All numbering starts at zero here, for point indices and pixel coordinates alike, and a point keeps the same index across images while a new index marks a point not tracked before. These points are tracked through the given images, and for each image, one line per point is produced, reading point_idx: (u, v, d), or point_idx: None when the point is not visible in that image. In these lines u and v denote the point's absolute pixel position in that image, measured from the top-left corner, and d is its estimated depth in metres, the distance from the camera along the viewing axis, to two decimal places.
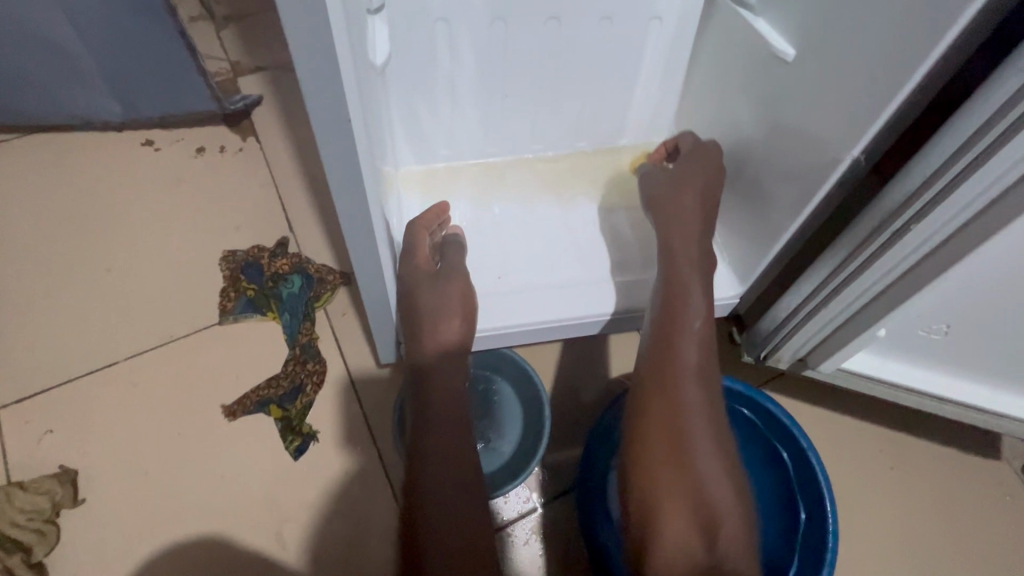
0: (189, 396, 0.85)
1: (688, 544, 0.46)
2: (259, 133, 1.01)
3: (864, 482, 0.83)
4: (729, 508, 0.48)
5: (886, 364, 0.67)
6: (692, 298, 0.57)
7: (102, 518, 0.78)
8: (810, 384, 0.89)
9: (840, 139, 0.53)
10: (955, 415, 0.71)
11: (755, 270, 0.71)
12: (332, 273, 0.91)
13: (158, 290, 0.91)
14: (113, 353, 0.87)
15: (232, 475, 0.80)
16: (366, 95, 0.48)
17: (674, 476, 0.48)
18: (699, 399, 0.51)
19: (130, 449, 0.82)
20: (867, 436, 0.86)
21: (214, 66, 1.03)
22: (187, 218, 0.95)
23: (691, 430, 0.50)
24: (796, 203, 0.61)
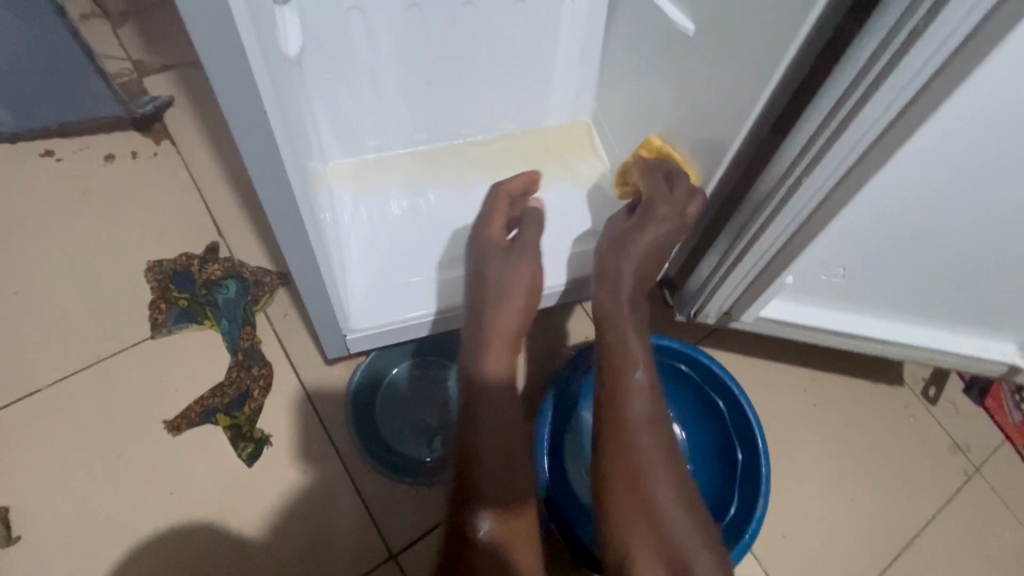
0: (125, 415, 0.81)
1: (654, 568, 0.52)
2: (173, 135, 0.96)
3: (788, 415, 0.92)
4: (682, 526, 0.53)
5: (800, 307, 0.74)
6: (626, 304, 0.63)
7: (45, 550, 0.74)
8: (743, 337, 0.95)
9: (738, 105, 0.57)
10: (860, 347, 0.79)
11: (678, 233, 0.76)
12: (268, 274, 0.89)
13: (78, 308, 0.85)
14: (35, 380, 0.81)
15: (182, 490, 0.78)
16: (281, 86, 0.48)
17: (636, 502, 0.54)
18: (650, 437, 0.56)
19: (68, 475, 0.78)
20: (793, 377, 0.94)
21: (116, 67, 0.97)
22: (103, 229, 0.90)
23: (643, 436, 0.56)
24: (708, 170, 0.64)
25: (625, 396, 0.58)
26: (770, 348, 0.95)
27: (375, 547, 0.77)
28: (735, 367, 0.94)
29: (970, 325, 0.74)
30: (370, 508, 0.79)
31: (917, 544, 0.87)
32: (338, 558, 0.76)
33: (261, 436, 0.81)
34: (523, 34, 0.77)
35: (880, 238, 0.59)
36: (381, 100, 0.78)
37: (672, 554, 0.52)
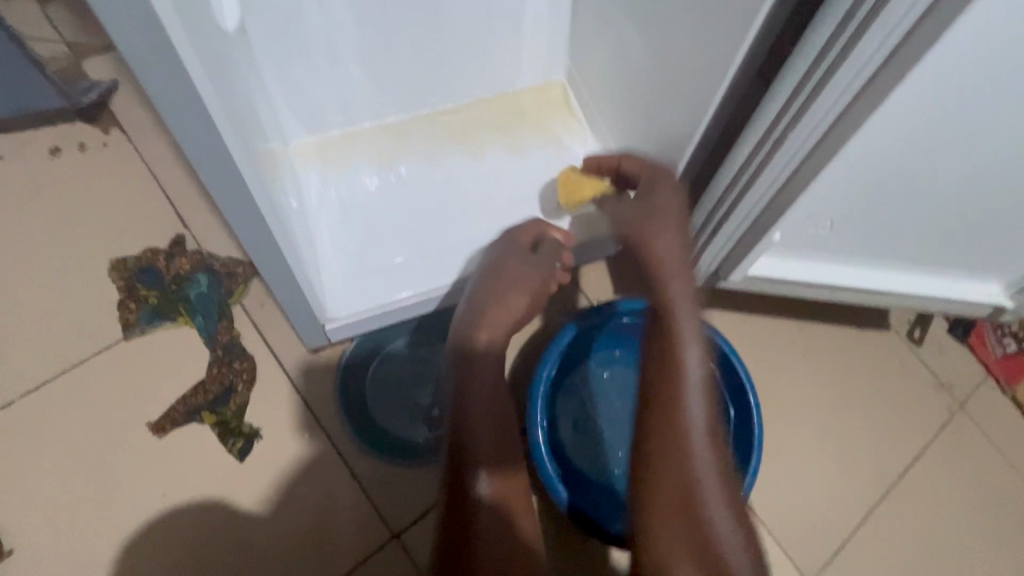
0: (104, 421, 0.78)
1: (681, 561, 0.49)
2: (122, 122, 0.89)
3: (776, 369, 0.93)
4: (726, 530, 0.49)
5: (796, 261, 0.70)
6: (657, 227, 0.60)
7: (40, 560, 0.74)
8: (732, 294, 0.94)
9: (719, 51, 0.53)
10: (855, 299, 0.77)
11: None
12: (239, 265, 0.85)
13: (41, 314, 0.82)
14: (7, 392, 0.79)
15: (174, 490, 0.77)
16: (219, 60, 0.44)
17: (669, 469, 0.52)
18: (699, 401, 0.53)
19: (53, 485, 0.76)
20: (782, 329, 0.94)
21: (52, 52, 0.89)
22: (59, 229, 0.85)
23: (690, 403, 0.53)
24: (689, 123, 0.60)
25: (673, 368, 0.54)
26: (759, 303, 0.94)
27: (375, 529, 0.77)
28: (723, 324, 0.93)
29: (958, 267, 0.72)
30: (365, 482, 0.79)
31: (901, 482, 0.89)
32: (342, 537, 0.77)
33: (249, 431, 0.80)
34: None
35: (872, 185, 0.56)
36: (336, 65, 0.74)
37: (704, 546, 0.49)
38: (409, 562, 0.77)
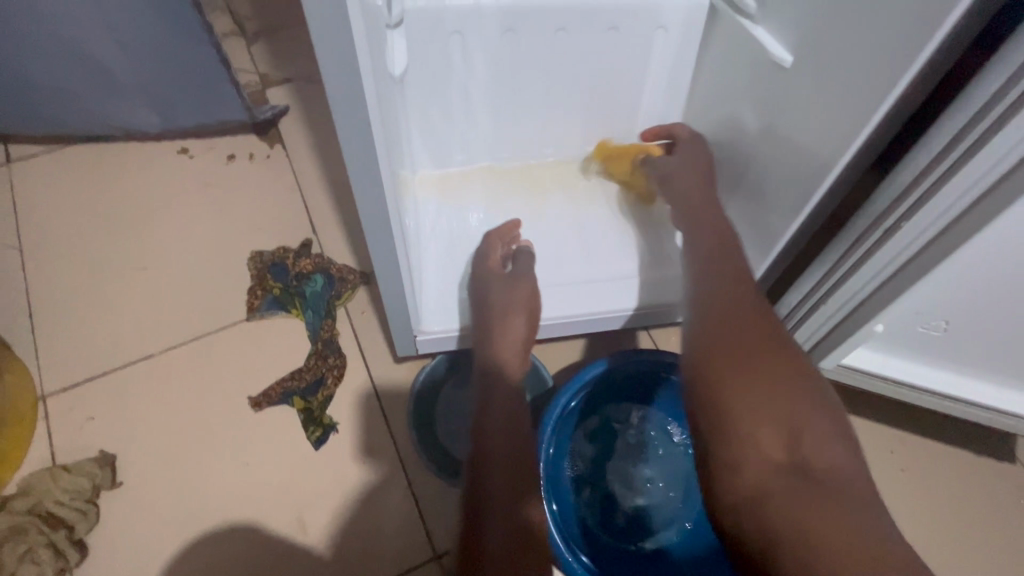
0: (305, 393, 0.96)
1: (767, 453, 0.50)
2: (288, 145, 1.16)
3: (888, 511, 0.95)
4: (809, 411, 0.52)
5: (945, 386, 0.72)
6: (736, 300, 0.61)
7: (225, 477, 0.91)
8: (898, 538, 0.93)
9: (924, 297, 0.62)
10: (1000, 424, 0.75)
11: (836, 373, 0.77)
12: (352, 274, 1.03)
13: (292, 296, 1.02)
14: (251, 344, 0.99)
15: (341, 467, 0.92)
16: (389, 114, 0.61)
17: (751, 392, 0.52)
18: (772, 342, 0.56)
19: (256, 426, 0.94)
20: None
21: (246, 78, 1.21)
22: (329, 235, 1.07)
23: (757, 360, 0.55)
24: (861, 331, 0.68)
25: (770, 382, 0.53)
26: (893, 468, 0.98)
27: (420, 548, 0.87)
28: None
29: None
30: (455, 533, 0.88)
31: None
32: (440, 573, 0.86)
33: (329, 423, 0.95)
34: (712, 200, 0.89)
35: None
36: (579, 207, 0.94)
37: (786, 427, 0.51)
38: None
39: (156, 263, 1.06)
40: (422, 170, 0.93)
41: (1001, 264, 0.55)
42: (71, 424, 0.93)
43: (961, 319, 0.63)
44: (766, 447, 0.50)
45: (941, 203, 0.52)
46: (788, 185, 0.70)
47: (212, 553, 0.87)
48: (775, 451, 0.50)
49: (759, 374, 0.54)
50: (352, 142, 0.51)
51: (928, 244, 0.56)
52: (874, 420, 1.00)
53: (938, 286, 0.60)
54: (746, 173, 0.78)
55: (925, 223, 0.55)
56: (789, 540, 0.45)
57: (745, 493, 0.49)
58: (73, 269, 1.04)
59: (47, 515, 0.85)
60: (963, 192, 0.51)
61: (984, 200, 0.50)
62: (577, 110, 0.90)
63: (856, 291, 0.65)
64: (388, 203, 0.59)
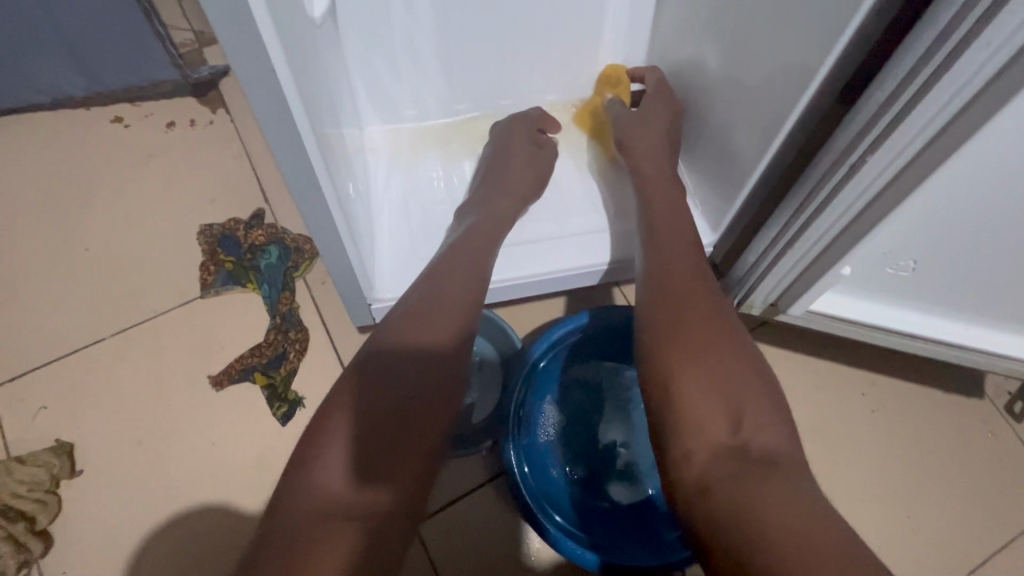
0: (266, 368, 0.92)
1: (713, 431, 0.50)
2: (231, 108, 1.08)
3: (859, 449, 0.96)
4: (755, 392, 0.52)
5: (914, 327, 0.71)
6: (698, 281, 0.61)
7: (189, 457, 0.89)
8: (867, 474, 0.95)
9: (893, 237, 0.60)
10: (970, 362, 0.75)
11: (805, 319, 0.76)
12: (308, 244, 0.98)
13: (246, 270, 0.97)
14: (206, 321, 0.95)
15: None
16: (309, 61, 0.55)
17: (700, 371, 0.52)
18: (728, 327, 0.57)
19: (219, 404, 0.91)
20: (905, 533, 0.92)
21: (179, 37, 1.11)
22: (282, 203, 1.02)
23: (716, 338, 0.55)
24: (829, 273, 0.66)
25: (718, 361, 0.53)
26: (865, 409, 0.99)
27: None
28: (818, 407, 0.98)
29: None
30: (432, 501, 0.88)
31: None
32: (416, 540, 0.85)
33: (294, 398, 0.92)
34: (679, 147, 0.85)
35: (1007, 272, 0.61)
36: None
37: (733, 406, 0.50)
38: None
39: (98, 241, 0.99)
40: (371, 129, 0.87)
41: (969, 195, 0.53)
42: (22, 416, 0.89)
43: (930, 258, 0.61)
44: (712, 432, 0.49)
45: (908, 132, 0.49)
46: (755, 125, 0.66)
47: (182, 535, 0.85)
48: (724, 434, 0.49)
49: (711, 351, 0.54)
50: (266, 95, 0.46)
51: (894, 176, 0.54)
52: (845, 363, 1.00)
53: (905, 223, 0.58)
54: (711, 113, 0.75)
55: (892, 155, 0.52)
56: (733, 516, 0.44)
57: (693, 478, 0.48)
58: (8, 252, 0.98)
59: (4, 507, 0.82)
60: (931, 117, 0.47)
61: (954, 123, 0.47)
62: (531, 54, 0.84)
63: (824, 232, 0.63)
64: (315, 164, 0.54)
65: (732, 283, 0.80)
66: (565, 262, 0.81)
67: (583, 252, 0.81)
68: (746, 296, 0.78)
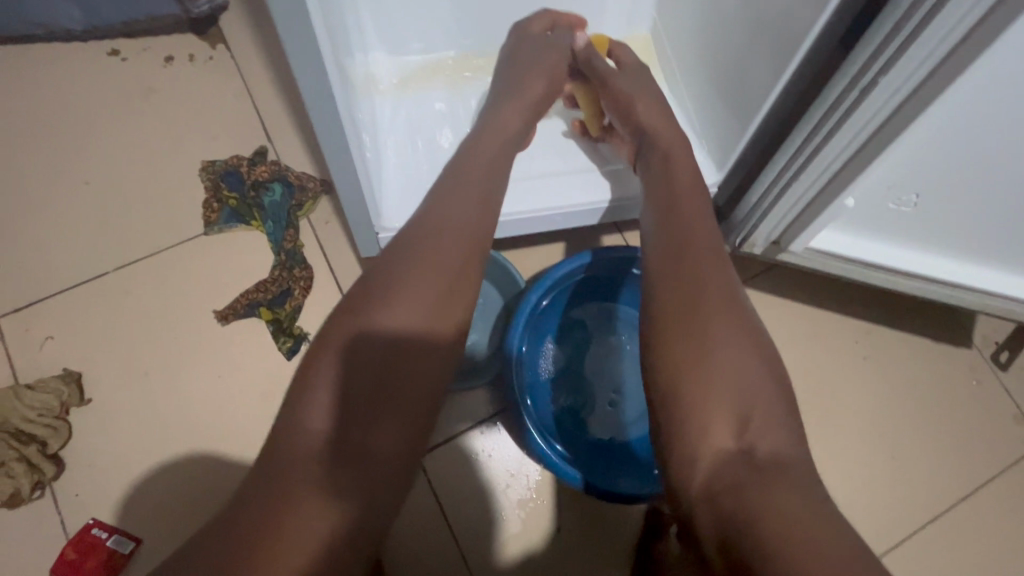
0: (271, 304, 0.93)
1: (718, 437, 0.48)
2: (231, 44, 1.06)
3: (848, 394, 0.99)
4: (766, 391, 0.49)
5: (912, 266, 0.73)
6: (701, 255, 0.57)
7: (196, 389, 0.90)
8: (855, 417, 0.98)
9: (893, 166, 0.61)
10: (961, 301, 0.77)
11: (804, 257, 0.78)
12: (312, 182, 0.98)
13: (250, 208, 0.97)
14: (210, 257, 0.95)
15: None
16: None
17: (705, 372, 0.50)
18: (736, 313, 0.53)
19: (225, 339, 0.92)
20: (888, 472, 0.96)
21: None
22: (286, 141, 1.01)
23: (721, 328, 0.52)
24: (829, 205, 0.67)
25: (721, 358, 0.50)
26: (858, 356, 1.01)
27: None
28: (813, 353, 1.01)
29: None
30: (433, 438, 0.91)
31: (947, 533, 0.93)
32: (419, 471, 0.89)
33: (299, 334, 0.93)
34: (688, 82, 0.84)
35: (1009, 208, 0.61)
36: None
37: (742, 407, 0.48)
38: (438, 503, 0.88)
39: (99, 176, 0.99)
40: (378, 63, 0.86)
41: (972, 124, 0.53)
42: (29, 344, 0.90)
43: (929, 190, 0.62)
44: (717, 435, 0.48)
45: (916, 57, 0.49)
46: (762, 65, 0.66)
47: (190, 460, 0.87)
48: (731, 437, 0.47)
49: (710, 347, 0.51)
50: (288, 12, 0.45)
51: (899, 107, 0.54)
52: (840, 313, 1.03)
53: (907, 152, 0.59)
54: (723, 44, 0.74)
55: (896, 86, 0.53)
56: (739, 526, 0.42)
57: (698, 484, 0.47)
58: (7, 185, 0.97)
59: (16, 431, 0.84)
60: (937, 45, 0.48)
61: (954, 56, 0.47)
62: None
63: (827, 165, 0.64)
64: (334, 86, 0.53)
65: (735, 223, 0.81)
66: (570, 198, 0.81)
67: (587, 190, 0.82)
68: (749, 234, 0.80)
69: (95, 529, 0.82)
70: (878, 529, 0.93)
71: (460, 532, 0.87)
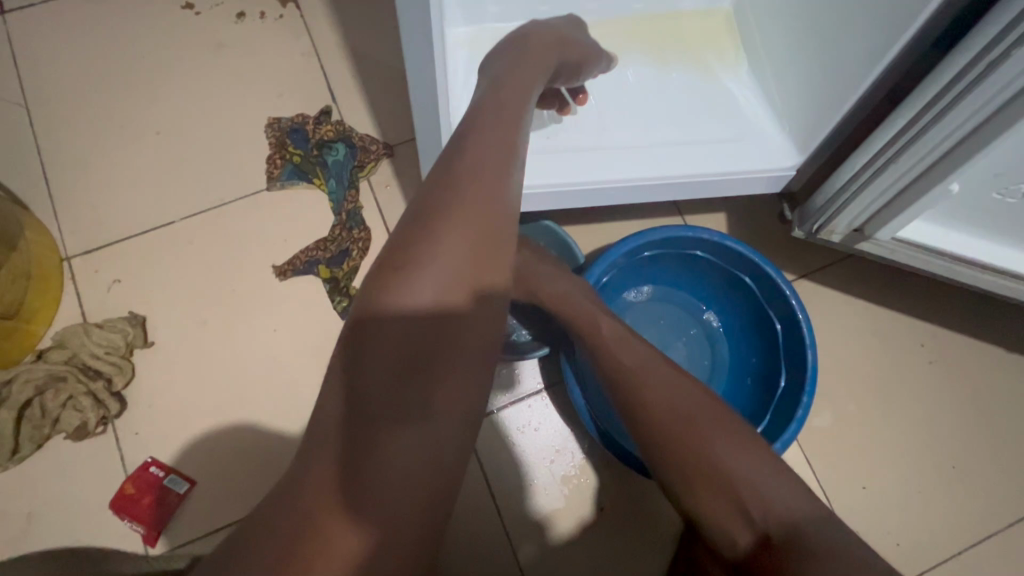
0: (328, 263, 0.94)
1: (734, 528, 0.48)
2: (302, 2, 1.06)
3: (910, 397, 0.95)
4: (762, 479, 0.48)
5: (1005, 261, 0.70)
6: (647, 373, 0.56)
7: (252, 341, 0.92)
8: (916, 422, 0.94)
9: (1003, 156, 0.57)
10: None
11: (887, 245, 0.75)
12: (375, 144, 0.98)
13: (312, 167, 0.98)
14: (272, 212, 0.96)
15: None
16: None
17: (694, 481, 0.49)
18: (700, 411, 0.52)
19: (282, 294, 0.93)
20: (947, 481, 0.92)
21: None
22: (351, 102, 1.01)
23: (696, 433, 0.51)
24: (924, 193, 0.64)
25: (706, 465, 0.49)
26: (923, 360, 0.97)
27: None
28: (876, 352, 0.97)
29: None
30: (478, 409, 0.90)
31: (1006, 549, 0.89)
32: None
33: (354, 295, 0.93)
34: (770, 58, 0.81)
35: None
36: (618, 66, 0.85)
37: (744, 499, 0.47)
38: (481, 474, 0.88)
39: (170, 127, 1.00)
40: (454, 27, 0.84)
41: None
42: (98, 286, 0.93)
43: None
44: (735, 529, 0.47)
45: None
46: (848, 61, 0.65)
47: (245, 409, 0.89)
48: (735, 506, 0.48)
49: (687, 455, 0.50)
50: None
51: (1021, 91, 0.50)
52: (908, 313, 0.98)
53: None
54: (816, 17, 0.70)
55: (1023, 67, 0.49)
56: None
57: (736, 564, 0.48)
58: (83, 130, 1.00)
59: (85, 367, 0.87)
60: None
61: None
62: None
63: (928, 152, 0.60)
64: (434, 33, 0.53)
65: (813, 210, 0.79)
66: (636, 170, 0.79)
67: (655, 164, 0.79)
68: (828, 220, 0.77)
69: (153, 467, 0.85)
70: (932, 538, 0.90)
71: (503, 507, 0.87)
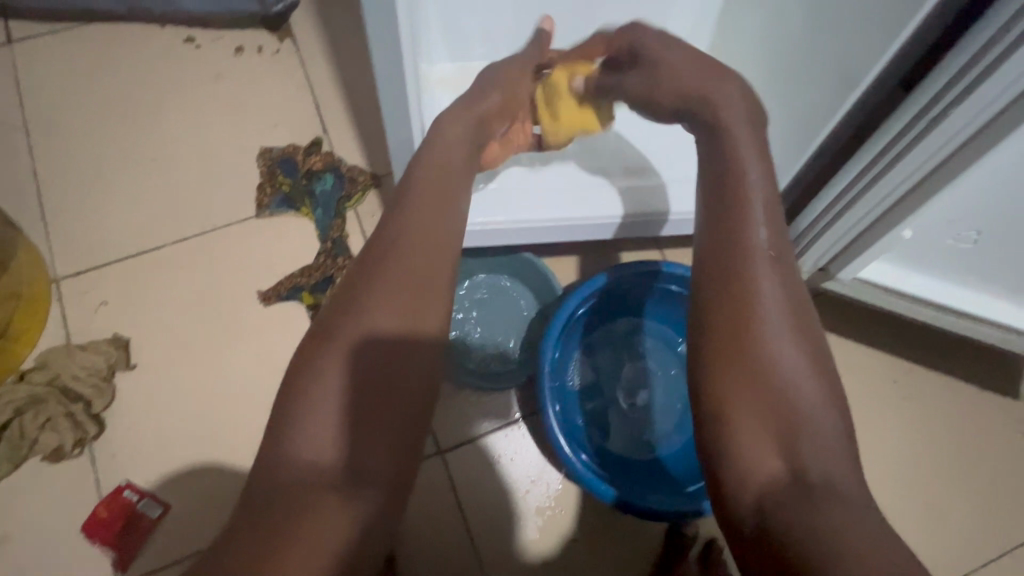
0: (313, 289, 0.96)
1: (771, 465, 0.39)
2: (297, 39, 1.10)
3: (884, 431, 0.96)
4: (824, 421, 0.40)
5: (963, 303, 0.72)
6: (763, 266, 0.44)
7: (234, 365, 0.93)
8: (889, 456, 0.95)
9: (956, 201, 0.60)
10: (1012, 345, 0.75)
11: (851, 284, 0.77)
12: (362, 175, 1.01)
13: (301, 195, 1.00)
14: (260, 238, 0.99)
15: None
16: None
17: (751, 397, 0.41)
18: (789, 324, 0.42)
19: (266, 318, 0.95)
20: (921, 517, 0.92)
21: None
22: (341, 134, 1.04)
23: (775, 344, 0.41)
24: (883, 233, 0.67)
25: (763, 398, 0.40)
26: (896, 395, 0.98)
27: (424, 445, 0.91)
28: (848, 386, 0.98)
29: None
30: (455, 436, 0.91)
31: None
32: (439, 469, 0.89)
33: None
34: None
35: None
36: None
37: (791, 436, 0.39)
38: (456, 501, 0.88)
39: (164, 154, 1.03)
40: (440, 67, 0.88)
41: None
42: (84, 307, 0.94)
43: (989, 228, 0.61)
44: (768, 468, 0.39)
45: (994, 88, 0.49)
46: (808, 112, 0.69)
47: (224, 432, 0.89)
48: (782, 448, 0.39)
49: (763, 373, 0.41)
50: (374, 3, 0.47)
51: (971, 136, 0.53)
52: (880, 348, 1.00)
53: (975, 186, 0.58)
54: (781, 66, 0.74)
55: (968, 117, 0.52)
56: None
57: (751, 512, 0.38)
58: (79, 156, 1.03)
59: (65, 389, 0.88)
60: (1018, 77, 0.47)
61: None
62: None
63: (886, 195, 0.63)
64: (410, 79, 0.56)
65: None
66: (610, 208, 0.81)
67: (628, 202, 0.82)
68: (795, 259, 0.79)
69: (127, 491, 0.85)
70: None
71: (478, 535, 0.87)
